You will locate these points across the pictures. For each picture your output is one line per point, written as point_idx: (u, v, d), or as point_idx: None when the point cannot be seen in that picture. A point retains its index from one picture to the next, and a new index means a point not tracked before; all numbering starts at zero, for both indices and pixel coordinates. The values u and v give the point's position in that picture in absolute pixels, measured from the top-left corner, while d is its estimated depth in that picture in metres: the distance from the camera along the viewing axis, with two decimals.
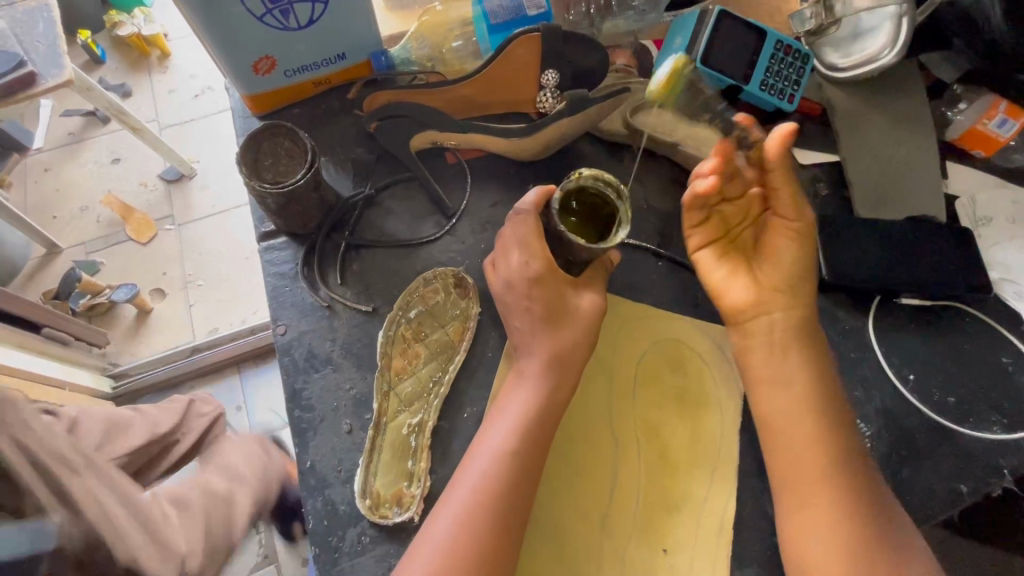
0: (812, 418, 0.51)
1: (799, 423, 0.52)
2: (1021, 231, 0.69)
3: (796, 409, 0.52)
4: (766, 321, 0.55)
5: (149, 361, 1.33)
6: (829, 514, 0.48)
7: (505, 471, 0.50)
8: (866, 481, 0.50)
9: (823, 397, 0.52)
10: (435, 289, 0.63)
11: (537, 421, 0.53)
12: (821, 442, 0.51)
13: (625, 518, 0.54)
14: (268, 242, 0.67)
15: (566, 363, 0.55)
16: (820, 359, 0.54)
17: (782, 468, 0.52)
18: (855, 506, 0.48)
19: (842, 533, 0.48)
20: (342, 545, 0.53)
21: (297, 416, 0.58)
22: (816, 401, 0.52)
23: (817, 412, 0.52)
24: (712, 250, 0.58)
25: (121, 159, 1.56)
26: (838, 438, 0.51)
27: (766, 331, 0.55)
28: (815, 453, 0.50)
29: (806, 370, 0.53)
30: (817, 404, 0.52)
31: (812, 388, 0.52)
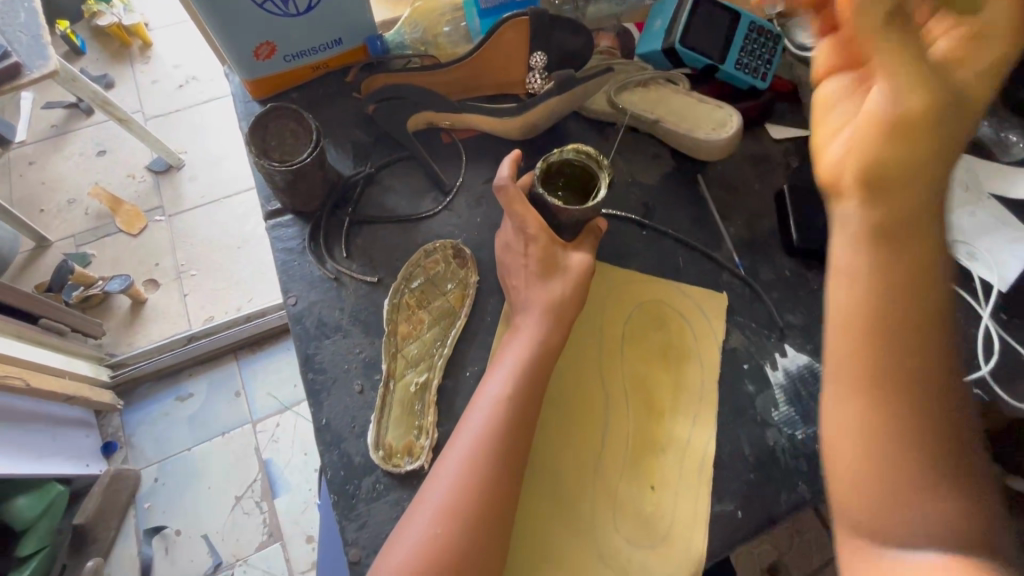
0: (872, 311, 0.41)
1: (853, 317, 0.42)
2: (974, 197, 0.74)
3: (844, 304, 0.43)
4: (836, 212, 0.46)
5: (146, 350, 1.35)
6: (858, 423, 0.42)
7: (505, 418, 0.55)
8: (923, 385, 0.40)
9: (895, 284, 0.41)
10: (436, 261, 0.68)
11: (534, 373, 0.57)
12: (868, 343, 0.41)
13: (616, 458, 0.59)
14: (274, 220, 0.70)
15: (559, 320, 0.60)
16: (909, 243, 0.41)
17: (826, 369, 0.44)
18: (901, 412, 0.41)
19: (873, 443, 0.41)
20: (359, 492, 0.57)
21: (310, 378, 0.62)
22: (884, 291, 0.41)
23: (888, 303, 0.41)
24: (839, 84, 0.49)
25: (107, 150, 1.58)
26: (905, 335, 0.41)
27: (839, 225, 0.45)
28: (862, 352, 0.42)
29: (873, 266, 0.42)
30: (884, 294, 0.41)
31: (877, 279, 0.42)
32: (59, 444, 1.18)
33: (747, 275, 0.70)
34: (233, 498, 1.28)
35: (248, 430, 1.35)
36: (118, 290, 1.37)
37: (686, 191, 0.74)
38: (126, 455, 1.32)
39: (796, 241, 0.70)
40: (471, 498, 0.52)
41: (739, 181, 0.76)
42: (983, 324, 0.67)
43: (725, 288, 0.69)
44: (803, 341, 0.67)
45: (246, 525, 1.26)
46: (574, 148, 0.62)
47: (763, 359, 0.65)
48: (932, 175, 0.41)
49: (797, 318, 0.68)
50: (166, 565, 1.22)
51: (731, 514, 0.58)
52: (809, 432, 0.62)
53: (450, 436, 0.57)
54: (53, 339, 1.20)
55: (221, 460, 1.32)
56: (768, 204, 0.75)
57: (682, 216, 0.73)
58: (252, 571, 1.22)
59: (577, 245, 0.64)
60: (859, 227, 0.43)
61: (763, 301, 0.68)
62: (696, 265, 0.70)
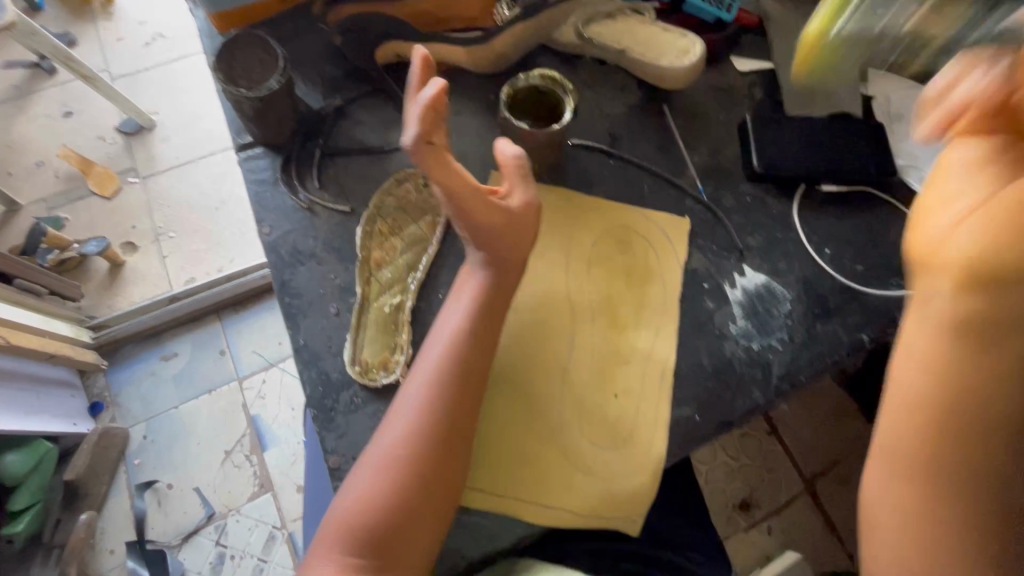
0: (950, 400, 0.45)
1: (939, 405, 0.45)
2: None
3: (907, 390, 0.47)
4: (924, 285, 0.49)
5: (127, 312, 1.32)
6: (914, 504, 0.46)
7: (466, 339, 0.58)
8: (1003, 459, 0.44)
9: (979, 374, 0.44)
10: (408, 189, 0.69)
11: (492, 298, 0.60)
12: (936, 432, 0.45)
13: (583, 370, 0.63)
14: (246, 152, 0.71)
15: (517, 244, 0.61)
16: (992, 348, 0.44)
17: (884, 443, 0.49)
18: (970, 488, 0.45)
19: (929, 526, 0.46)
20: (337, 405, 0.60)
21: (287, 302, 0.64)
22: (976, 379, 0.44)
23: (971, 389, 0.44)
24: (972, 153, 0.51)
25: (73, 112, 1.52)
26: (992, 420, 0.44)
27: (923, 300, 0.49)
28: (934, 441, 0.45)
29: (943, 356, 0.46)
30: (971, 387, 0.44)
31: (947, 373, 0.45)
32: (45, 402, 1.16)
33: (709, 201, 0.73)
34: (223, 453, 1.27)
35: (235, 388, 1.33)
36: (95, 253, 1.33)
37: (651, 123, 0.76)
38: (114, 415, 1.30)
39: (757, 167, 0.73)
40: (438, 416, 0.55)
41: (703, 113, 0.78)
42: None
43: (688, 214, 0.72)
44: (760, 261, 0.70)
45: (234, 479, 1.26)
46: (540, 73, 0.64)
47: (722, 279, 0.69)
48: None
49: (755, 241, 0.71)
50: (160, 518, 1.22)
51: (689, 418, 0.62)
52: (763, 344, 0.66)
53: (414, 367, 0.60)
54: (32, 300, 1.16)
55: (209, 415, 1.31)
56: (731, 135, 0.77)
57: (648, 146, 0.75)
58: (245, 521, 1.23)
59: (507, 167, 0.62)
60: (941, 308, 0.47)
61: (724, 225, 0.71)
62: (660, 192, 0.73)
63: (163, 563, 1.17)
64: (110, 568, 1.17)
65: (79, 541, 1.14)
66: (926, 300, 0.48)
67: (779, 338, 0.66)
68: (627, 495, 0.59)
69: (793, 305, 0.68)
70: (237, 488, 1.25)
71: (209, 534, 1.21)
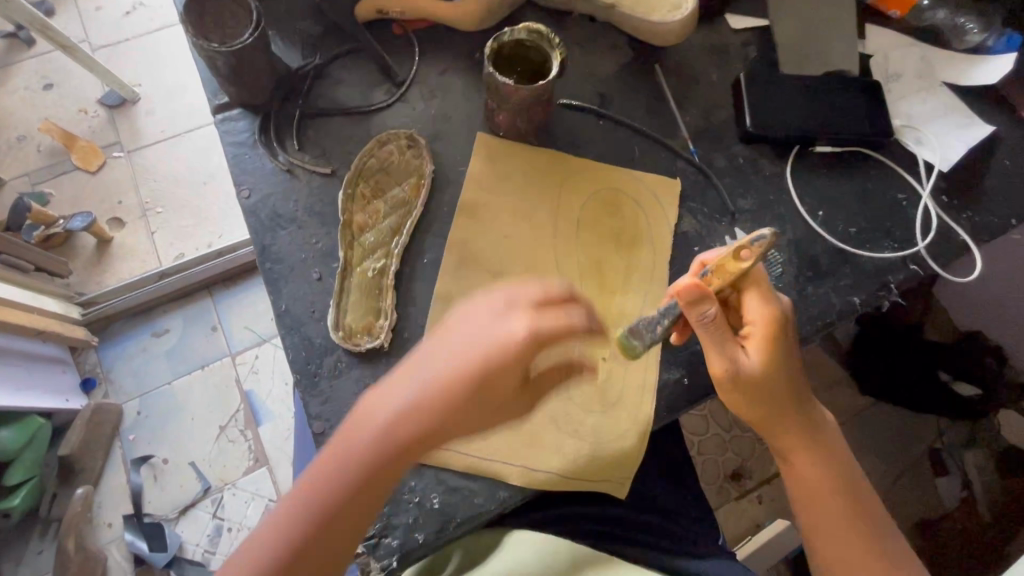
0: (820, 512, 0.56)
1: (818, 521, 0.56)
2: (925, 85, 0.76)
3: None
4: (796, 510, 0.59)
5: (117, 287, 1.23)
6: None
7: (342, 483, 0.50)
8: (875, 530, 0.56)
9: (821, 486, 0.57)
10: (391, 150, 0.67)
11: (389, 448, 0.50)
12: None
13: (571, 334, 0.62)
14: (223, 114, 0.69)
15: (444, 411, 0.51)
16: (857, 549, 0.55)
17: None
18: None
19: None
20: (321, 370, 0.59)
21: (268, 267, 0.63)
22: (828, 485, 0.56)
23: (822, 500, 0.56)
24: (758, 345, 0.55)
25: (54, 84, 1.41)
26: (847, 508, 0.56)
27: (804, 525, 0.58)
28: (840, 545, 0.56)
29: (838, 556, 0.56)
30: (825, 498, 0.56)
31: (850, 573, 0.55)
32: (35, 378, 1.10)
33: (701, 162, 0.71)
34: (217, 428, 1.21)
35: (228, 364, 1.26)
36: (82, 229, 1.22)
37: (642, 82, 0.74)
38: (107, 391, 1.23)
39: (749, 127, 0.71)
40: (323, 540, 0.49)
41: (696, 72, 0.76)
42: (923, 205, 0.70)
43: (679, 175, 0.70)
44: (752, 224, 0.69)
45: (228, 454, 1.19)
46: (525, 27, 0.62)
47: (714, 242, 0.67)
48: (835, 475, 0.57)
49: (747, 203, 0.70)
50: (157, 493, 1.16)
51: (677, 381, 0.62)
52: None
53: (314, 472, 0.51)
54: (17, 276, 1.09)
55: (203, 392, 1.23)
56: (725, 94, 0.75)
57: (639, 106, 0.73)
58: (241, 494, 1.16)
59: (538, 383, 0.55)
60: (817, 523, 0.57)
61: (716, 187, 0.70)
62: (650, 154, 0.71)
63: (161, 537, 1.12)
64: (106, 544, 1.11)
65: (77, 515, 1.08)
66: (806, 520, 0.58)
67: None
68: (616, 457, 0.59)
69: (784, 268, 0.67)
70: (231, 463, 1.18)
71: (206, 508, 1.15)
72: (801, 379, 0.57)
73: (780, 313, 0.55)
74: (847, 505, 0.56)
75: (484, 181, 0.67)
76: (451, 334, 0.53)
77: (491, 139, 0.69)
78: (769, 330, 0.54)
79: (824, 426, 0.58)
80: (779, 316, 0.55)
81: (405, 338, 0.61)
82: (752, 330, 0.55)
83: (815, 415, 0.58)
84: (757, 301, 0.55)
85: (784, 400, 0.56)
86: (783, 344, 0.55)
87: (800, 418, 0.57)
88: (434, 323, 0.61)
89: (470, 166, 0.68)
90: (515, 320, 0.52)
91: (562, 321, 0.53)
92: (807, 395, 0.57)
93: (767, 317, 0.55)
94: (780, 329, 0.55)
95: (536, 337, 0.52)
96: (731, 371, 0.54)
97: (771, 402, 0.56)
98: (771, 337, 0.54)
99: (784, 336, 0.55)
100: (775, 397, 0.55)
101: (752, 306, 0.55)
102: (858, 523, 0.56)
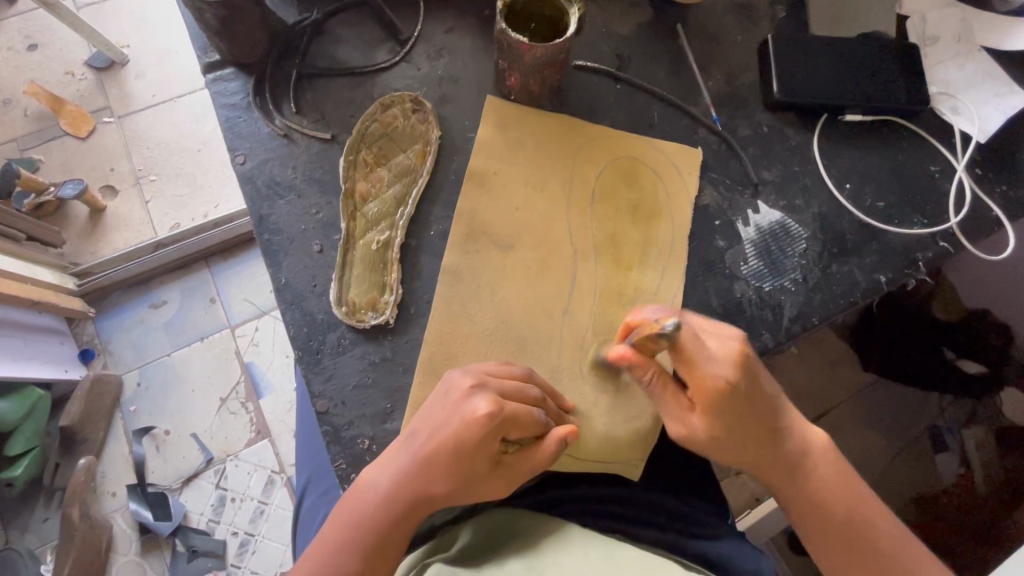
0: (822, 542, 0.56)
1: (820, 549, 0.56)
2: (964, 49, 0.71)
3: None
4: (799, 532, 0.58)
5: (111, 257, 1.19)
6: None
7: (346, 544, 0.51)
8: (887, 547, 0.55)
9: (817, 515, 0.56)
10: (395, 115, 0.63)
11: (390, 508, 0.50)
12: None
13: (584, 312, 0.59)
14: (214, 74, 0.64)
15: (434, 473, 0.50)
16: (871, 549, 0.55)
17: None
18: None
19: None
20: (324, 346, 0.57)
21: (266, 239, 0.59)
22: (822, 512, 0.56)
23: (820, 531, 0.56)
24: (703, 408, 0.53)
25: (38, 45, 1.34)
26: (849, 521, 0.55)
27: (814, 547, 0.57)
28: (857, 558, 0.55)
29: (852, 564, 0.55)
30: (824, 527, 0.55)
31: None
32: (33, 349, 1.07)
33: (724, 130, 0.67)
34: (218, 399, 1.19)
35: (227, 336, 1.23)
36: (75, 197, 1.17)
37: (662, 44, 0.70)
38: (106, 362, 1.20)
39: (775, 94, 0.67)
40: None
41: (719, 33, 0.71)
42: (957, 179, 0.66)
43: (700, 145, 0.66)
44: (776, 197, 0.65)
45: (228, 426, 1.17)
46: None
47: (735, 216, 0.64)
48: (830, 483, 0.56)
49: (771, 174, 0.66)
50: (160, 463, 1.14)
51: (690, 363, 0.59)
52: (775, 285, 0.62)
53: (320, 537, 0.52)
54: (8, 244, 1.05)
55: (202, 364, 1.21)
56: (751, 58, 0.70)
57: (658, 69, 0.69)
58: (243, 466, 1.15)
59: (516, 459, 0.51)
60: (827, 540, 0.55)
61: (739, 157, 0.66)
62: (670, 121, 0.67)
63: (165, 507, 1.11)
64: (112, 512, 1.11)
65: (80, 484, 1.07)
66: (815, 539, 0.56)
67: (792, 279, 0.62)
68: (628, 438, 0.58)
69: (807, 244, 0.63)
70: (233, 435, 1.17)
71: (209, 478, 1.14)
72: (772, 421, 0.55)
73: (722, 380, 0.51)
74: (850, 528, 0.55)
75: (495, 149, 0.63)
76: (435, 406, 0.51)
77: (502, 103, 0.65)
78: (711, 397, 0.52)
79: (809, 454, 0.56)
80: (722, 382, 0.51)
81: (411, 314, 0.58)
82: (696, 392, 0.52)
83: (793, 449, 0.56)
84: (691, 360, 0.51)
85: (751, 450, 0.55)
86: (736, 400, 0.52)
87: (775, 458, 0.56)
88: (442, 299, 0.58)
89: (479, 133, 0.64)
90: (479, 405, 0.48)
91: (525, 409, 0.50)
92: (781, 434, 0.55)
93: (706, 384, 0.51)
94: (721, 386, 0.51)
95: (499, 421, 0.48)
96: (683, 437, 0.54)
97: (738, 454, 0.55)
98: (716, 403, 0.52)
99: (736, 395, 0.52)
100: (739, 448, 0.55)
101: (686, 372, 0.52)
102: (864, 546, 0.55)
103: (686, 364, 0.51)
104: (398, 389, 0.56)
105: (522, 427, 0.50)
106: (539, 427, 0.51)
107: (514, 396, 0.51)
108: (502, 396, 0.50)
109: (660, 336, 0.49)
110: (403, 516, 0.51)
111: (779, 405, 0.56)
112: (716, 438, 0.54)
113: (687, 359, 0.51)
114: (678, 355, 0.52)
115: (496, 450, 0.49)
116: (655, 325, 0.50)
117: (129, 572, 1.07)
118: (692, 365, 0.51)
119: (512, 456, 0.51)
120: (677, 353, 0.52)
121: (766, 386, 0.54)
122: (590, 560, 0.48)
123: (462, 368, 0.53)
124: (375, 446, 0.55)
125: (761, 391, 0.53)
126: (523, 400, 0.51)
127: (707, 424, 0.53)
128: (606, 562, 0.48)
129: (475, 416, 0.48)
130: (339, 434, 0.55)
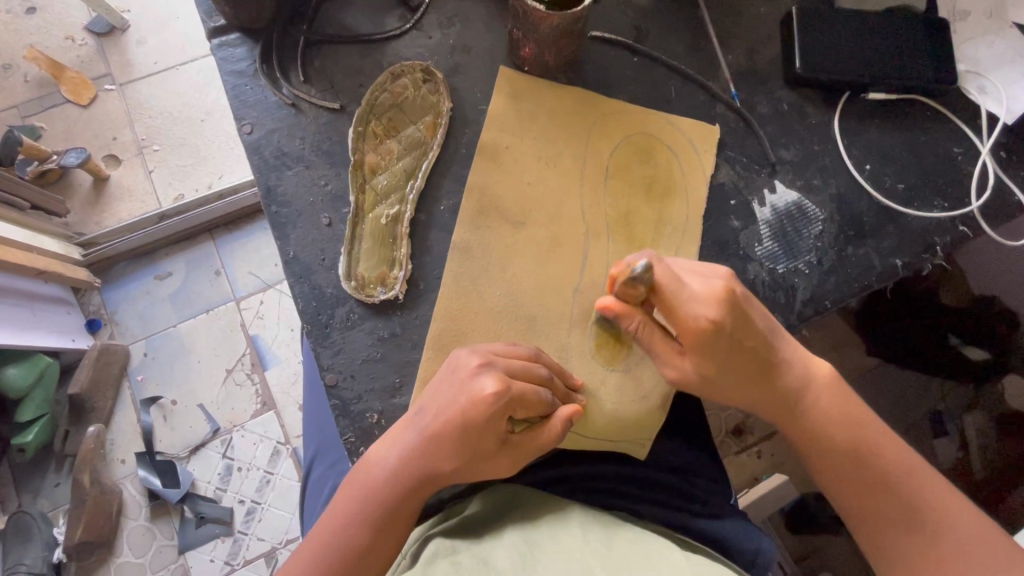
0: (830, 475, 0.56)
1: (828, 475, 0.56)
2: (995, 25, 0.68)
3: (867, 516, 0.54)
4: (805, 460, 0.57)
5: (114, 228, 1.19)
6: None
7: (353, 516, 0.51)
8: (899, 476, 0.54)
9: (819, 442, 0.56)
10: (405, 85, 0.62)
11: (397, 484, 0.51)
12: (911, 540, 0.53)
13: (593, 290, 0.59)
14: (220, 39, 0.62)
15: (441, 451, 0.50)
16: (878, 469, 0.54)
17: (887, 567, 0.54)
18: (973, 550, 0.51)
19: None
20: (333, 321, 0.56)
21: (274, 211, 0.59)
22: (823, 440, 0.55)
23: (822, 457, 0.56)
24: (687, 347, 0.53)
25: (37, 8, 1.30)
26: (853, 446, 0.55)
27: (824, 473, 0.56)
28: (865, 479, 0.54)
29: (860, 487, 0.54)
30: (829, 459, 0.55)
31: (879, 498, 0.54)
32: (40, 318, 1.07)
33: (743, 107, 0.65)
34: (224, 371, 1.20)
35: (233, 308, 1.23)
36: (78, 165, 1.15)
37: (681, 16, 0.67)
38: (113, 332, 1.20)
39: (797, 69, 0.65)
40: (335, 558, 0.50)
41: (741, 6, 0.69)
42: (980, 161, 0.64)
43: (718, 121, 0.64)
44: (794, 177, 0.64)
45: (236, 395, 1.19)
46: None
47: (751, 196, 0.63)
48: (832, 413, 0.56)
49: (790, 153, 0.64)
50: (167, 432, 1.15)
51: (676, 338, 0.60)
52: (790, 267, 0.61)
53: (334, 500, 0.53)
54: (11, 213, 1.04)
55: (208, 336, 1.21)
56: (773, 31, 0.68)
57: (676, 41, 0.66)
58: (249, 436, 1.17)
59: (518, 439, 0.51)
60: (838, 467, 0.55)
61: (757, 135, 0.64)
62: (687, 96, 0.65)
63: (173, 474, 1.12)
64: (122, 478, 1.12)
65: (90, 452, 1.08)
66: (823, 465, 0.56)
67: (807, 261, 0.61)
68: (637, 419, 0.58)
69: (823, 226, 0.62)
70: (241, 403, 1.18)
71: (216, 448, 1.15)
72: (767, 359, 0.54)
73: (706, 317, 0.51)
74: (856, 457, 0.54)
75: (507, 122, 0.62)
76: (441, 381, 0.51)
77: (515, 74, 0.63)
78: (699, 337, 0.52)
79: (810, 388, 0.56)
80: (706, 321, 0.51)
81: (421, 290, 0.57)
82: (684, 329, 0.52)
83: (792, 380, 0.56)
84: (679, 299, 0.52)
85: (749, 386, 0.55)
86: (723, 339, 0.52)
87: (774, 393, 0.55)
88: (451, 275, 0.57)
89: (491, 105, 0.62)
90: (485, 384, 0.48)
91: (532, 389, 0.50)
92: (778, 371, 0.55)
93: (691, 322, 0.52)
94: (707, 323, 0.51)
95: (507, 399, 0.48)
96: (676, 382, 0.54)
97: (737, 392, 0.55)
98: (703, 342, 0.52)
99: (722, 335, 0.52)
100: (736, 386, 0.55)
101: (669, 312, 0.52)
102: (871, 474, 0.54)
103: (670, 304, 0.52)
104: (407, 364, 0.56)
105: (528, 407, 0.50)
106: (546, 407, 0.51)
107: (520, 375, 0.50)
108: (509, 375, 0.50)
109: (634, 280, 0.51)
110: (410, 493, 0.51)
111: (775, 343, 0.55)
112: (705, 377, 0.54)
113: (675, 297, 0.52)
114: (661, 299, 0.52)
115: (503, 429, 0.50)
116: (629, 270, 0.52)
117: (139, 536, 1.10)
118: (679, 307, 0.52)
119: (519, 435, 0.51)
120: (658, 297, 0.53)
121: (757, 320, 0.53)
122: (589, 542, 0.49)
123: (469, 346, 0.52)
124: (384, 420, 0.55)
125: (750, 328, 0.53)
126: (530, 380, 0.51)
127: (700, 363, 0.53)
128: (604, 545, 0.49)
129: (482, 394, 0.48)
130: (348, 408, 0.55)
